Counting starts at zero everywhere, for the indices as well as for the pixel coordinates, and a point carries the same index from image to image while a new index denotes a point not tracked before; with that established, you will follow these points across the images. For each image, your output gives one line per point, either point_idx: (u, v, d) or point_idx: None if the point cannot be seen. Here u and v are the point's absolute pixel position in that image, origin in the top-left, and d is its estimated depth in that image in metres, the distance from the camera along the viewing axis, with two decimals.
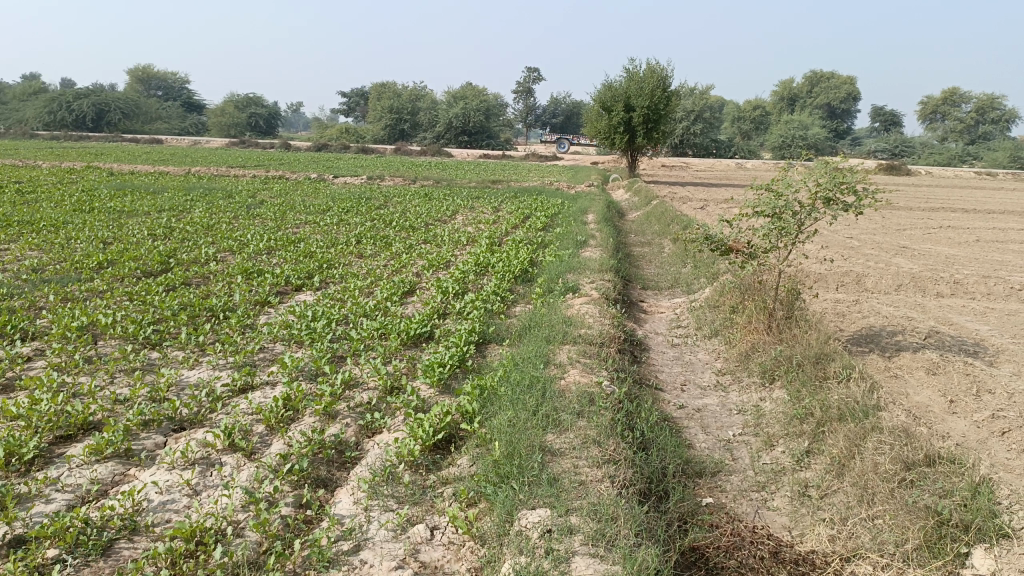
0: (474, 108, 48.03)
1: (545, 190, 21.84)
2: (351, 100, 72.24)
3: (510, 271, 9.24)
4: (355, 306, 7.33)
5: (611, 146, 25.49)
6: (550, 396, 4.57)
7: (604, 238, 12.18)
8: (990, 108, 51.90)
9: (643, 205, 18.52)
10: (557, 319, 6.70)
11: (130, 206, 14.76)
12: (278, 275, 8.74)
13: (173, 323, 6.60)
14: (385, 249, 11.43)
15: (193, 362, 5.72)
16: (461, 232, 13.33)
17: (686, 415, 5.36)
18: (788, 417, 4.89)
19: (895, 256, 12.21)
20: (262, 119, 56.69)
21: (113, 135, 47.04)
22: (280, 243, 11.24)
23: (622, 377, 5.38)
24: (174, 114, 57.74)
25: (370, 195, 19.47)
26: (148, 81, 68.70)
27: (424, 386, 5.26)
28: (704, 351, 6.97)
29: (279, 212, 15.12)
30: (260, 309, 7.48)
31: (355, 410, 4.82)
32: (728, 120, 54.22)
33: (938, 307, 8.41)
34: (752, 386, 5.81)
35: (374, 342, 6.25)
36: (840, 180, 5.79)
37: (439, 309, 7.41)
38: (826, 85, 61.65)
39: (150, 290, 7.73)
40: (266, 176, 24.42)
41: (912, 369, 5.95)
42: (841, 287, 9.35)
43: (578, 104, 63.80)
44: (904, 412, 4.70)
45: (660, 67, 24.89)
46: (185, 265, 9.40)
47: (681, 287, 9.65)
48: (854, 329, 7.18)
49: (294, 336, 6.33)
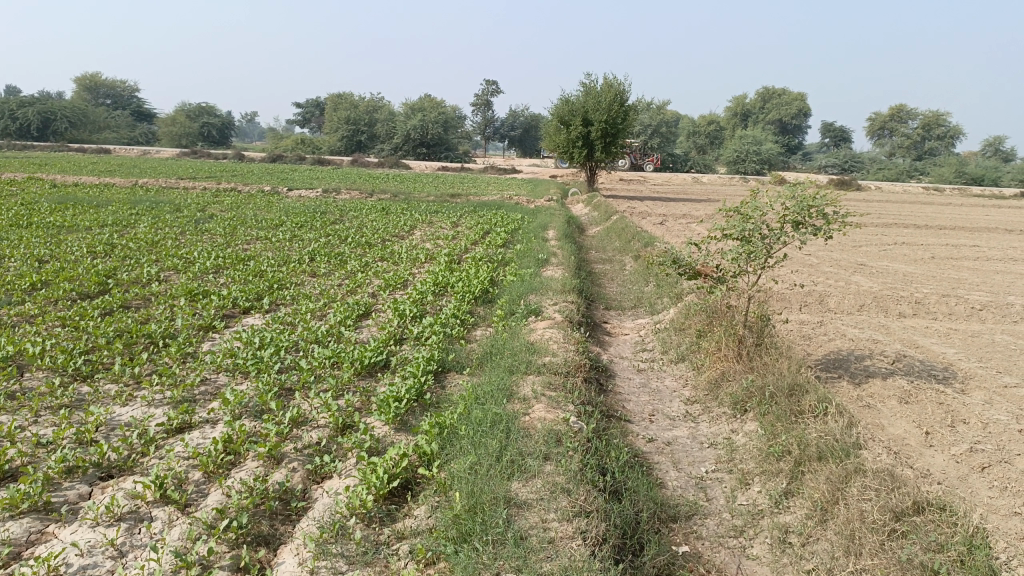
0: (432, 120, 48.09)
1: (505, 204, 21.61)
2: (307, 110, 71.26)
3: (470, 291, 8.92)
4: (306, 332, 6.95)
5: (570, 160, 25.40)
6: (514, 437, 4.26)
7: (565, 256, 11.96)
8: (937, 125, 53.69)
9: (603, 220, 18.38)
10: (519, 346, 6.40)
11: (70, 221, 14.05)
12: (224, 297, 8.28)
13: (108, 353, 6.12)
14: (339, 267, 11.02)
15: (126, 398, 5.27)
16: (419, 249, 12.97)
17: (656, 450, 5.09)
18: (762, 453, 4.66)
19: (854, 274, 12.22)
20: (214, 129, 55.50)
21: (58, 144, 45.43)
22: (229, 261, 10.76)
23: (589, 411, 5.09)
24: (122, 123, 56.15)
25: (326, 208, 19.01)
26: (96, 89, 66.79)
27: (378, 422, 4.91)
28: (671, 377, 6.73)
29: (230, 227, 14.59)
30: (204, 335, 7.03)
31: (302, 452, 4.44)
32: (684, 135, 54.84)
33: (902, 329, 8.34)
34: (723, 417, 5.58)
35: (326, 373, 5.87)
36: (809, 204, 5.63)
37: (395, 333, 7.07)
38: (779, 101, 62.85)
39: (84, 314, 7.21)
40: (218, 188, 23.68)
41: (884, 398, 5.78)
42: (804, 307, 9.24)
43: (536, 117, 63.88)
44: (882, 448, 4.51)
45: (617, 82, 24.87)
46: (124, 286, 8.87)
47: (644, 307, 9.44)
48: (822, 353, 7.02)
49: (239, 366, 5.92)
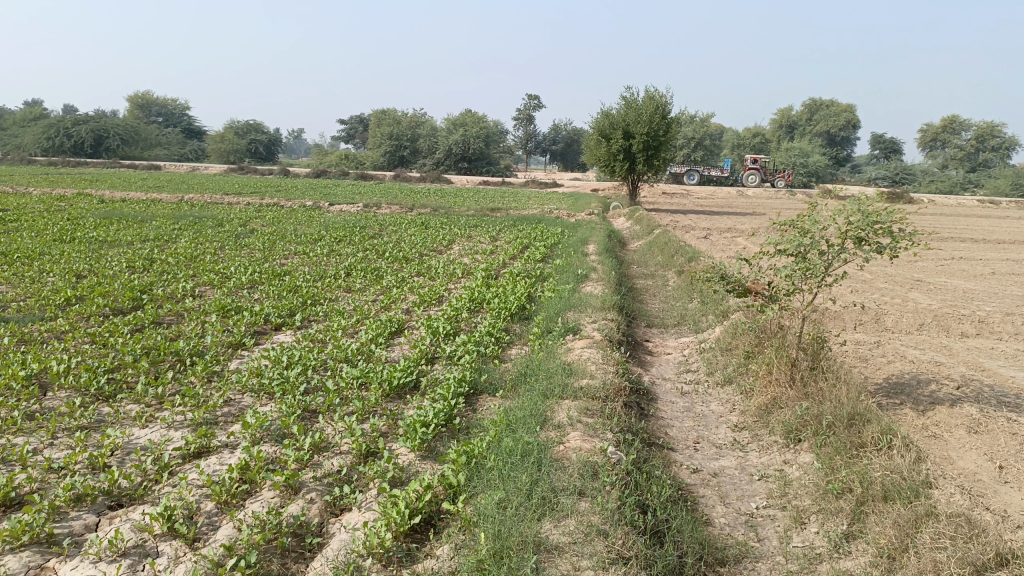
0: (474, 134, 48.22)
1: (545, 218, 21.40)
2: (351, 127, 72.20)
3: (506, 308, 8.63)
4: (336, 350, 6.72)
5: (612, 173, 25.06)
6: (547, 469, 3.95)
7: (606, 271, 11.62)
8: (991, 136, 52.00)
9: (645, 234, 17.99)
10: (556, 367, 6.07)
11: (113, 235, 14.21)
12: (256, 312, 8.14)
13: (132, 372, 5.98)
14: (375, 282, 10.85)
15: (145, 420, 5.10)
16: (456, 264, 12.75)
17: (702, 482, 4.71)
18: (819, 490, 4.26)
19: (911, 291, 11.62)
20: (261, 145, 56.52)
21: (111, 160, 46.59)
22: (265, 275, 10.67)
23: (629, 440, 4.73)
24: (173, 139, 57.48)
25: (365, 223, 18.98)
26: (148, 107, 68.61)
27: (404, 449, 4.63)
28: (718, 401, 6.33)
29: (268, 242, 14.59)
30: (233, 353, 6.86)
31: (321, 481, 4.18)
32: (728, 147, 54.07)
33: (966, 351, 7.79)
34: (775, 447, 5.17)
35: (353, 395, 5.63)
36: (874, 219, 5.23)
37: (427, 352, 6.80)
38: (828, 112, 61.58)
39: (114, 330, 7.12)
40: (260, 203, 23.88)
41: (951, 427, 5.31)
42: (859, 326, 8.74)
43: (579, 132, 63.64)
44: (955, 487, 4.08)
45: (659, 94, 24.44)
46: (158, 301, 8.80)
47: (687, 324, 9.04)
48: (881, 377, 6.55)
49: (264, 386, 5.72)
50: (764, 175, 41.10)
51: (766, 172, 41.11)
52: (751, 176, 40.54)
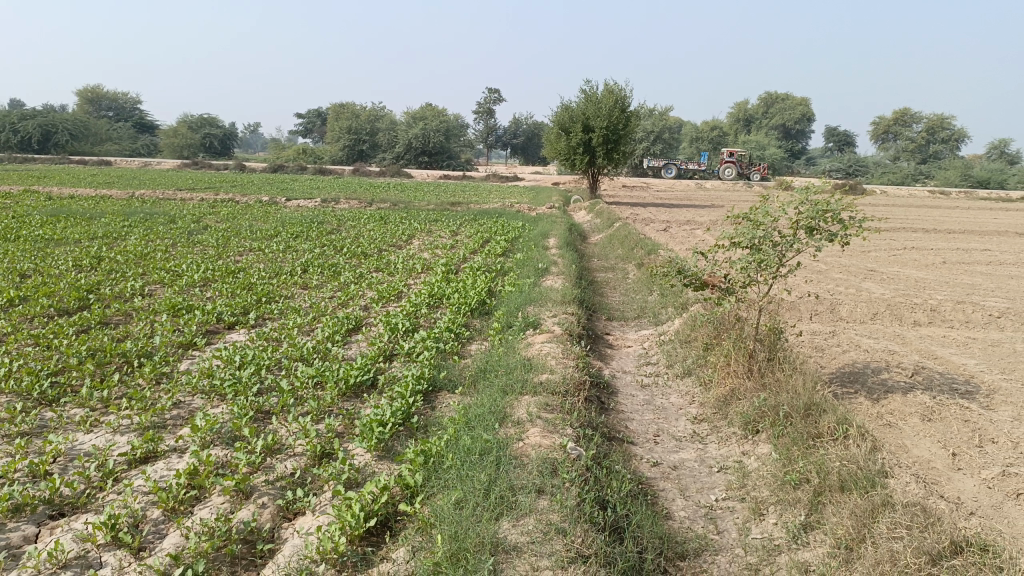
0: (434, 128, 47.91)
1: (506, 212, 21.34)
2: (309, 121, 71.20)
3: (465, 303, 8.54)
4: (291, 349, 6.58)
5: (572, 167, 25.09)
6: (505, 467, 3.89)
7: (566, 265, 11.60)
8: (941, 128, 53.38)
9: (605, 227, 18.04)
10: (515, 363, 6.01)
11: (60, 233, 13.76)
12: (209, 311, 7.93)
13: (76, 375, 5.76)
14: (332, 278, 10.67)
15: (90, 424, 4.91)
16: (416, 259, 12.62)
17: (662, 475, 4.70)
18: (777, 481, 4.27)
19: (864, 280, 11.82)
20: (217, 140, 55.44)
21: (59, 156, 45.24)
22: (218, 273, 10.42)
23: (588, 435, 4.70)
24: (124, 134, 56.03)
25: (323, 218, 18.72)
26: (98, 101, 66.81)
27: (360, 449, 4.52)
28: (677, 393, 6.34)
29: (223, 239, 14.28)
30: (184, 354, 6.67)
31: (273, 485, 4.06)
32: (687, 140, 54.61)
33: (919, 339, 7.94)
34: (733, 438, 5.18)
35: (309, 395, 5.50)
36: (824, 209, 5.26)
37: (385, 349, 6.69)
38: (783, 106, 62.56)
39: (58, 331, 6.86)
40: (215, 199, 23.41)
41: (905, 415, 5.38)
42: (815, 316, 8.85)
43: (539, 126, 63.65)
44: (910, 476, 4.12)
45: (617, 87, 24.51)
46: (106, 301, 8.53)
47: (647, 317, 9.06)
48: (837, 366, 6.62)
49: (216, 387, 5.56)
50: (740, 168, 41.37)
51: (743, 165, 41.35)
52: (729, 169, 40.73)
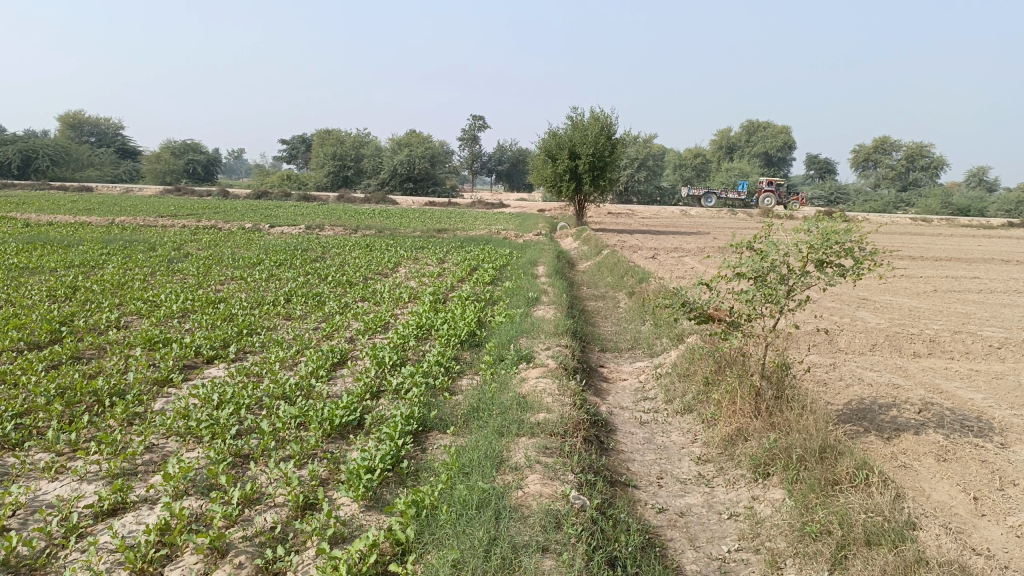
0: (419, 155, 47.87)
1: (492, 239, 21.17)
2: (293, 147, 71.00)
3: (455, 334, 8.24)
4: (273, 385, 6.25)
5: (558, 193, 24.98)
6: (506, 522, 3.60)
7: (557, 294, 11.36)
8: (921, 156, 53.97)
9: (593, 254, 17.85)
10: (510, 401, 5.73)
11: (35, 262, 13.35)
12: (186, 344, 7.58)
13: (43, 416, 5.39)
14: (316, 308, 10.35)
15: (55, 471, 4.55)
16: (402, 287, 12.35)
17: (669, 523, 4.41)
18: (794, 531, 4.00)
19: (858, 309, 11.66)
20: (200, 166, 55.13)
21: (40, 181, 44.68)
22: (198, 303, 10.08)
23: (591, 481, 4.41)
24: (106, 160, 55.53)
25: (307, 245, 18.40)
26: (80, 127, 66.33)
27: (346, 498, 4.20)
28: (678, 430, 6.06)
29: (204, 267, 13.91)
30: (159, 391, 6.31)
31: (252, 541, 3.73)
32: (671, 168, 54.92)
33: (921, 371, 7.73)
34: (742, 481, 4.90)
35: (291, 437, 5.17)
36: (836, 241, 5.08)
37: (372, 385, 6.38)
38: (765, 134, 63.19)
39: (26, 367, 6.48)
40: (197, 226, 23.00)
41: (919, 455, 5.13)
42: (814, 347, 8.63)
43: (524, 152, 63.79)
44: (938, 527, 3.86)
45: (604, 115, 24.52)
46: (79, 333, 8.16)
47: (641, 348, 8.80)
48: (843, 402, 6.38)
49: (191, 429, 5.22)
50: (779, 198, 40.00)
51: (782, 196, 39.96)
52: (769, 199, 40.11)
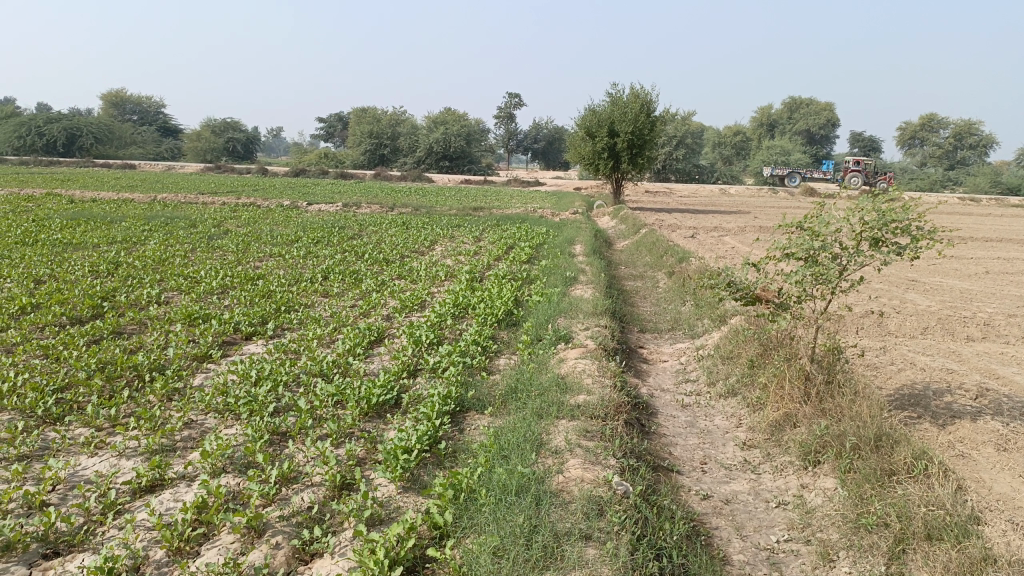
0: (455, 133, 47.68)
1: (529, 217, 20.98)
2: (330, 124, 71.28)
3: (492, 313, 8.13)
4: (310, 362, 6.21)
5: (596, 171, 24.64)
6: (547, 509, 3.49)
7: (595, 273, 11.17)
8: (969, 134, 52.15)
9: (632, 233, 17.59)
10: (549, 382, 5.61)
11: (79, 238, 13.54)
12: (225, 321, 7.59)
13: (84, 391, 5.41)
14: (353, 286, 10.31)
15: (95, 446, 4.56)
16: (439, 265, 12.25)
17: (714, 510, 4.26)
18: (848, 523, 3.83)
19: (907, 291, 11.27)
20: (240, 144, 55.66)
21: (84, 159, 45.48)
22: (237, 280, 10.11)
23: (633, 467, 4.28)
24: (149, 138, 56.33)
25: (345, 223, 18.42)
26: (122, 105, 67.29)
27: (383, 479, 4.13)
28: (722, 414, 5.89)
29: (243, 244, 13.97)
30: (198, 367, 6.32)
31: (288, 521, 3.67)
32: (710, 146, 53.96)
33: (976, 356, 7.41)
34: (791, 469, 4.73)
35: (328, 415, 5.12)
36: (891, 219, 4.84)
37: (409, 364, 6.30)
38: (808, 110, 61.66)
39: (68, 342, 6.54)
40: (236, 203, 23.18)
41: (978, 444, 4.89)
42: (862, 329, 8.34)
43: (560, 130, 63.14)
44: (1004, 522, 3.66)
45: (644, 91, 24.06)
46: (120, 309, 8.23)
47: (682, 329, 8.59)
48: (894, 387, 6.14)
49: (229, 405, 5.20)
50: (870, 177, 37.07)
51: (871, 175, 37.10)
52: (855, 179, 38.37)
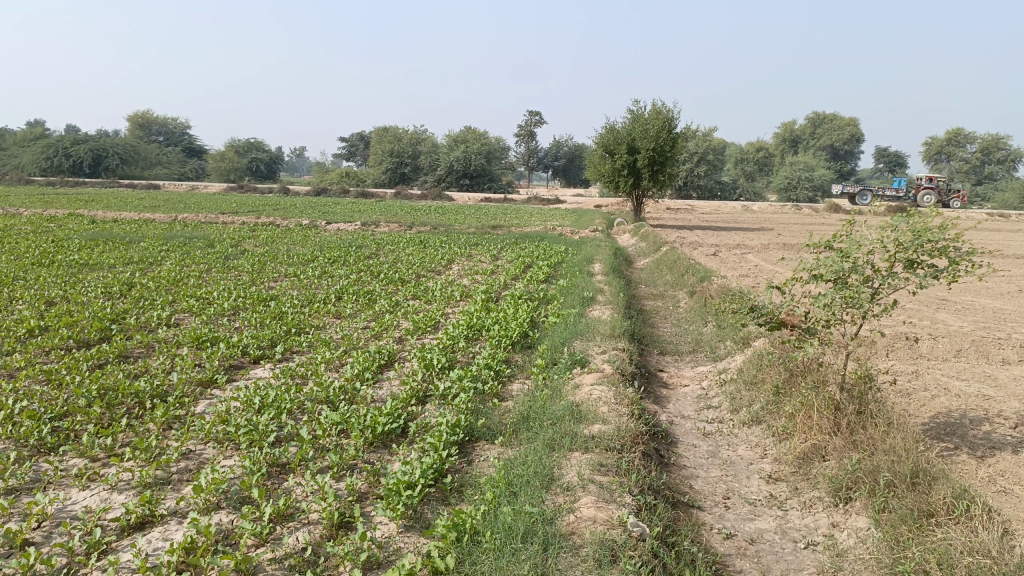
0: (476, 151, 47.77)
1: (548, 235, 20.80)
2: (352, 144, 71.85)
3: (507, 336, 7.90)
4: (316, 388, 6.01)
5: (616, 189, 24.41)
6: (555, 557, 3.25)
7: (614, 293, 10.91)
8: (996, 148, 51.34)
9: (652, 251, 17.30)
10: (563, 410, 5.36)
11: (96, 258, 13.54)
12: (233, 344, 7.43)
13: (81, 418, 5.25)
14: (367, 307, 10.14)
15: (86, 478, 4.38)
16: (455, 285, 12.06)
17: (737, 551, 3.98)
18: (884, 569, 3.54)
19: (938, 311, 10.88)
20: (263, 163, 56.15)
21: (110, 179, 46.08)
22: (249, 301, 9.97)
23: (651, 504, 4.01)
24: (174, 159, 57.03)
25: (363, 242, 18.32)
26: (149, 126, 68.32)
27: (384, 518, 3.89)
28: (745, 444, 5.59)
29: (259, 264, 13.89)
30: (202, 393, 6.13)
31: (281, 564, 3.45)
32: (732, 162, 53.60)
33: (1013, 380, 7.05)
34: (820, 505, 4.44)
35: (331, 445, 4.90)
36: (927, 239, 4.56)
37: (419, 390, 6.08)
38: (831, 126, 61.15)
39: (71, 366, 6.40)
40: (256, 222, 23.23)
41: (1021, 478, 4.56)
42: (892, 352, 7.99)
43: (581, 147, 63.06)
44: None
45: (665, 108, 23.85)
46: (129, 331, 8.10)
47: (704, 351, 8.29)
48: (928, 415, 5.81)
49: (229, 434, 5.00)
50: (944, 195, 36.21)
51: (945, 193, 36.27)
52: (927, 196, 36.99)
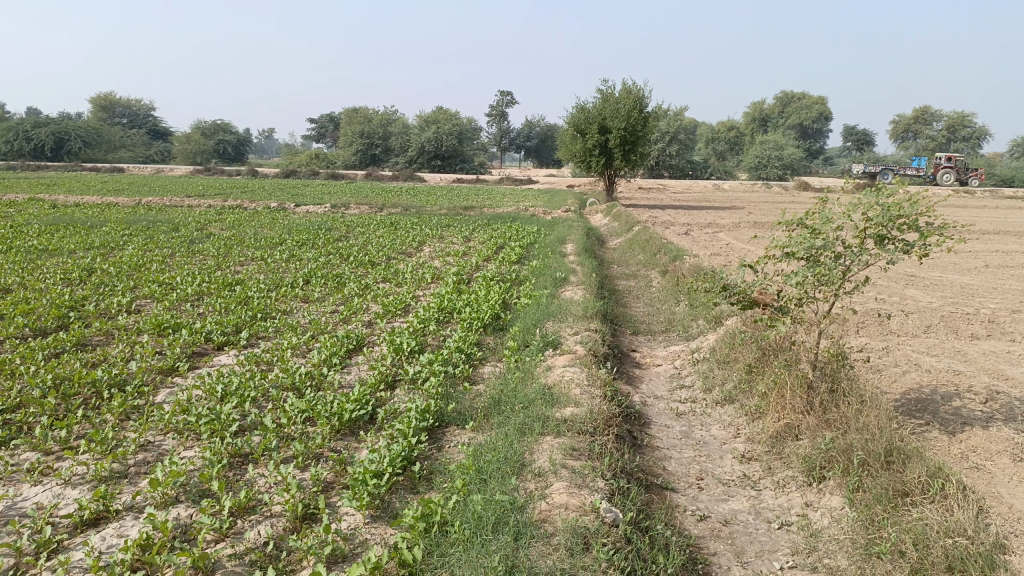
0: (447, 132, 47.39)
1: (521, 216, 20.66)
2: (321, 126, 70.90)
3: (478, 318, 7.77)
4: (282, 374, 5.84)
5: (588, 169, 24.31)
6: (526, 547, 3.16)
7: (586, 273, 10.82)
8: (962, 126, 52.21)
9: (624, 231, 17.22)
10: (535, 393, 5.25)
11: (55, 244, 13.15)
12: (196, 330, 7.21)
13: (35, 410, 5.05)
14: (336, 290, 9.95)
15: (39, 473, 4.20)
16: (426, 267, 11.88)
17: (712, 533, 3.91)
18: (860, 551, 3.50)
19: (907, 287, 10.93)
20: (231, 145, 55.13)
21: (72, 163, 44.93)
22: (214, 285, 9.73)
23: (624, 489, 3.93)
24: (138, 141, 55.81)
25: (332, 224, 18.04)
26: (112, 108, 66.87)
27: (349, 508, 3.77)
28: (718, 423, 5.54)
29: (225, 248, 13.58)
30: (163, 381, 5.94)
31: (241, 560, 3.32)
32: (703, 142, 53.74)
33: (982, 355, 7.08)
34: (795, 485, 4.39)
35: (296, 433, 4.76)
36: (898, 214, 4.51)
37: (387, 375, 5.93)
38: (800, 104, 61.58)
39: (25, 356, 6.16)
40: (223, 205, 22.78)
41: (993, 454, 4.56)
42: (863, 329, 7.99)
43: (553, 127, 62.82)
44: None
45: (636, 87, 23.70)
46: (88, 318, 7.84)
47: (676, 331, 8.24)
48: (900, 392, 5.79)
49: (190, 424, 4.82)
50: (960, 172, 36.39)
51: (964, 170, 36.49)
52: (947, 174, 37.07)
